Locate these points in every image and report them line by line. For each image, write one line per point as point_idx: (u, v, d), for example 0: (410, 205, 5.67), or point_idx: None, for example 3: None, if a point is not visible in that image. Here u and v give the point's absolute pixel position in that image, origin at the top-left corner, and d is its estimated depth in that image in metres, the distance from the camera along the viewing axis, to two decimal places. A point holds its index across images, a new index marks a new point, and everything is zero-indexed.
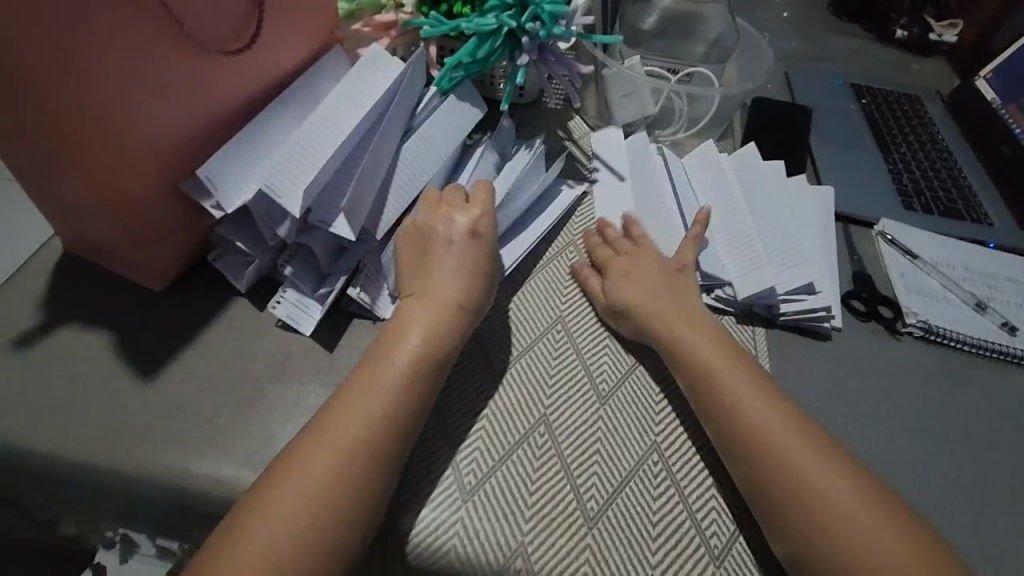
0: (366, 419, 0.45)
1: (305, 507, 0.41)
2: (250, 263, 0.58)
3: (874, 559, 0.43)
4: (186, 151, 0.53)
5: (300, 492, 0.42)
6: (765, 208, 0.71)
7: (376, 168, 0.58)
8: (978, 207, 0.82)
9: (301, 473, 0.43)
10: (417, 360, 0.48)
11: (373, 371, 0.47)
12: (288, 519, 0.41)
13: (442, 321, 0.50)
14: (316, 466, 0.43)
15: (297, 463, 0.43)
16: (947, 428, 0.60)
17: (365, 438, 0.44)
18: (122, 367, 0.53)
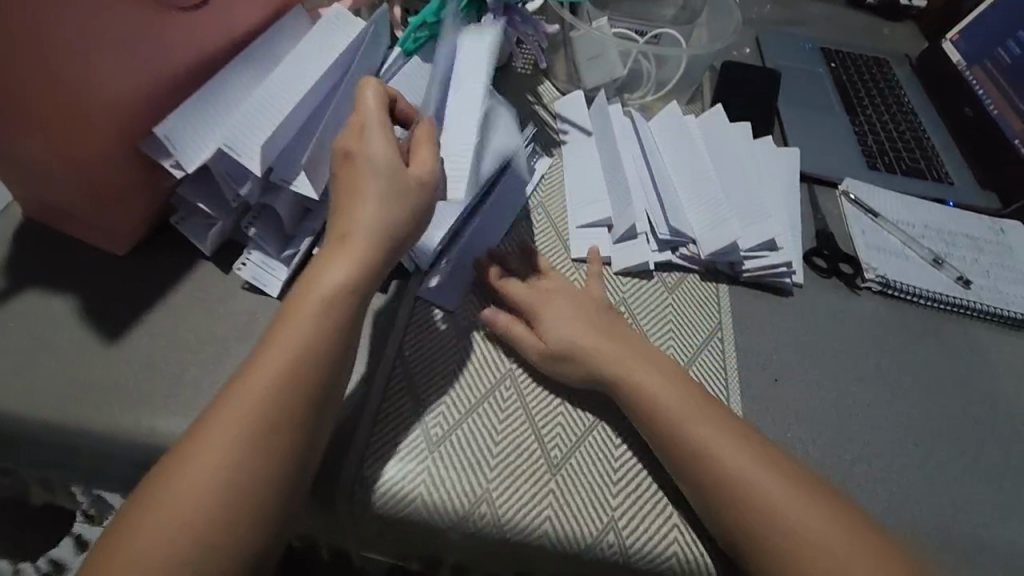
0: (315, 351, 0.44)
1: (224, 462, 0.41)
2: (214, 225, 0.57)
3: (803, 558, 0.43)
4: (143, 109, 0.52)
5: (228, 447, 0.41)
6: (728, 167, 0.72)
7: (339, 128, 0.57)
8: (940, 166, 0.84)
9: (221, 429, 0.42)
10: (336, 313, 0.46)
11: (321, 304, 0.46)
12: (204, 480, 0.40)
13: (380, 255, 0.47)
14: (234, 425, 0.42)
15: (217, 421, 0.42)
16: (900, 376, 0.62)
17: (272, 396, 0.43)
18: (87, 331, 0.53)
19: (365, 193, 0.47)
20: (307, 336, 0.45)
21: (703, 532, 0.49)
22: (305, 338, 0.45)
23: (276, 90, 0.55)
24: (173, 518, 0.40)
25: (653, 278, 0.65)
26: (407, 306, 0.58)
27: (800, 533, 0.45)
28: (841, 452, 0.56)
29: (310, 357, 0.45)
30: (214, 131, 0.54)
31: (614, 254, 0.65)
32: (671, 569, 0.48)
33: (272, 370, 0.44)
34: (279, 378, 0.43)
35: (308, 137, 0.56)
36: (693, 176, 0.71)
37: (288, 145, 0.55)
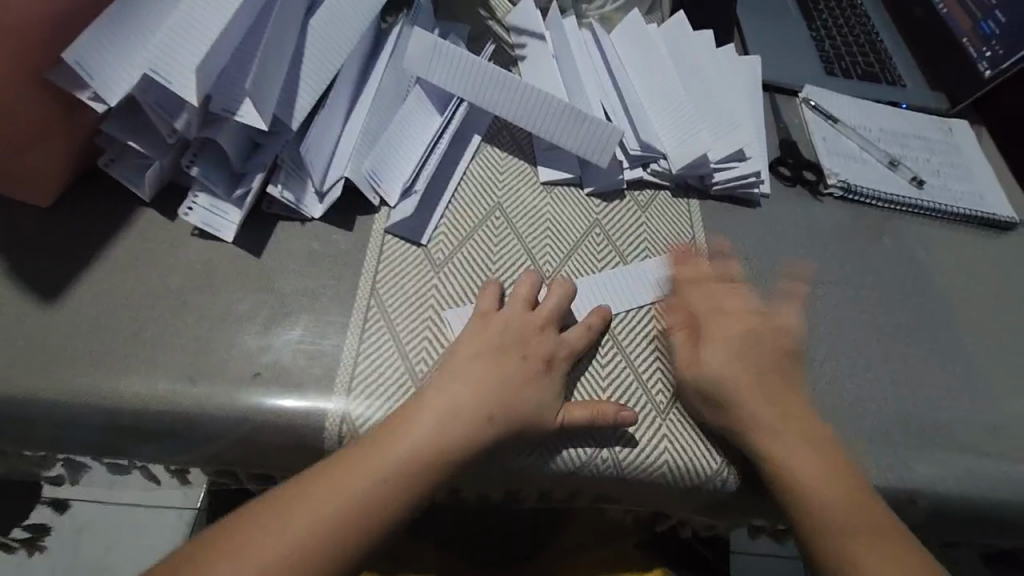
0: (423, 423, 0.45)
1: (374, 495, 0.42)
2: (150, 166, 0.51)
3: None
4: (46, 31, 0.45)
5: (367, 476, 0.42)
6: (694, 78, 0.70)
7: (281, 52, 0.52)
8: (892, 69, 0.85)
9: (360, 466, 0.43)
10: (464, 394, 0.46)
11: (431, 387, 0.47)
12: (346, 505, 0.41)
13: (488, 362, 0.48)
14: (380, 465, 0.43)
15: (357, 460, 0.43)
16: (857, 277, 0.64)
17: (430, 447, 0.44)
18: (20, 291, 0.48)
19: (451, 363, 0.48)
20: (432, 417, 0.45)
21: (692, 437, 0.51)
22: (472, 406, 0.46)
23: (204, 3, 0.48)
24: (293, 544, 0.40)
25: (624, 197, 0.64)
26: (376, 240, 0.56)
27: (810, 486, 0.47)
28: (813, 353, 0.58)
29: (481, 419, 0.46)
30: (136, 56, 0.47)
31: (583, 174, 0.64)
32: (663, 476, 0.50)
33: (427, 422, 0.45)
34: (445, 433, 0.45)
35: (246, 57, 0.50)
36: (656, 87, 0.69)
37: (224, 68, 0.49)
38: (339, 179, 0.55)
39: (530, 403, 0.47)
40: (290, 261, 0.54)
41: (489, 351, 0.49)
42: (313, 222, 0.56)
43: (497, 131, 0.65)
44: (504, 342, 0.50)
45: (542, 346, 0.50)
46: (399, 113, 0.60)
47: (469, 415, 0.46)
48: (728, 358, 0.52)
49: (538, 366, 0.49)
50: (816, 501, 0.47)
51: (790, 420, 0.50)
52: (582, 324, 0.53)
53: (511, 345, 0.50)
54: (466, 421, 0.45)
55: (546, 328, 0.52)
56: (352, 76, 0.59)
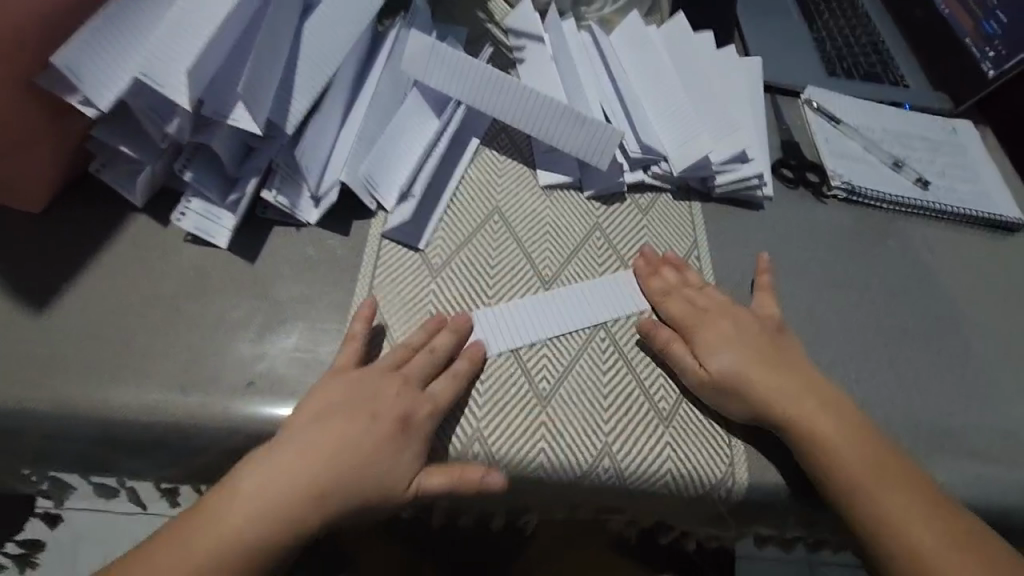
0: (274, 483, 0.42)
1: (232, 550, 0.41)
2: (141, 171, 0.51)
3: (918, 542, 0.45)
4: (35, 34, 0.44)
5: (214, 539, 0.41)
6: (694, 80, 0.70)
7: (276, 55, 0.51)
8: (895, 70, 0.84)
9: (215, 521, 0.41)
10: (317, 456, 0.43)
11: (282, 443, 0.43)
12: (211, 557, 0.40)
13: (337, 419, 0.44)
14: (234, 520, 0.41)
15: (218, 514, 0.41)
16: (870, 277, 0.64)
17: (281, 505, 0.42)
18: (8, 299, 0.47)
19: (299, 417, 0.44)
20: (278, 480, 0.42)
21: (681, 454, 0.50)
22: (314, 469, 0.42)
23: (199, 7, 0.48)
24: None
25: (625, 200, 0.63)
26: (372, 245, 0.55)
27: (835, 456, 0.47)
28: (819, 357, 0.57)
29: (328, 483, 0.42)
30: (127, 60, 0.46)
31: (582, 177, 0.63)
32: (666, 486, 0.48)
33: (264, 485, 0.42)
34: (291, 495, 0.42)
35: (240, 61, 0.49)
36: (657, 89, 0.68)
37: (218, 72, 0.48)
38: (335, 184, 0.54)
39: (377, 469, 0.44)
40: (285, 267, 0.53)
41: (345, 403, 0.45)
42: (309, 227, 0.55)
43: (495, 135, 0.65)
44: (364, 396, 0.46)
45: (400, 403, 0.46)
46: (396, 116, 0.59)
47: (311, 480, 0.42)
48: (733, 350, 0.51)
49: (394, 425, 0.45)
50: (847, 481, 0.47)
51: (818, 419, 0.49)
52: (446, 373, 0.48)
53: (363, 399, 0.45)
54: (314, 483, 0.42)
55: (408, 382, 0.47)
56: (348, 79, 0.58)
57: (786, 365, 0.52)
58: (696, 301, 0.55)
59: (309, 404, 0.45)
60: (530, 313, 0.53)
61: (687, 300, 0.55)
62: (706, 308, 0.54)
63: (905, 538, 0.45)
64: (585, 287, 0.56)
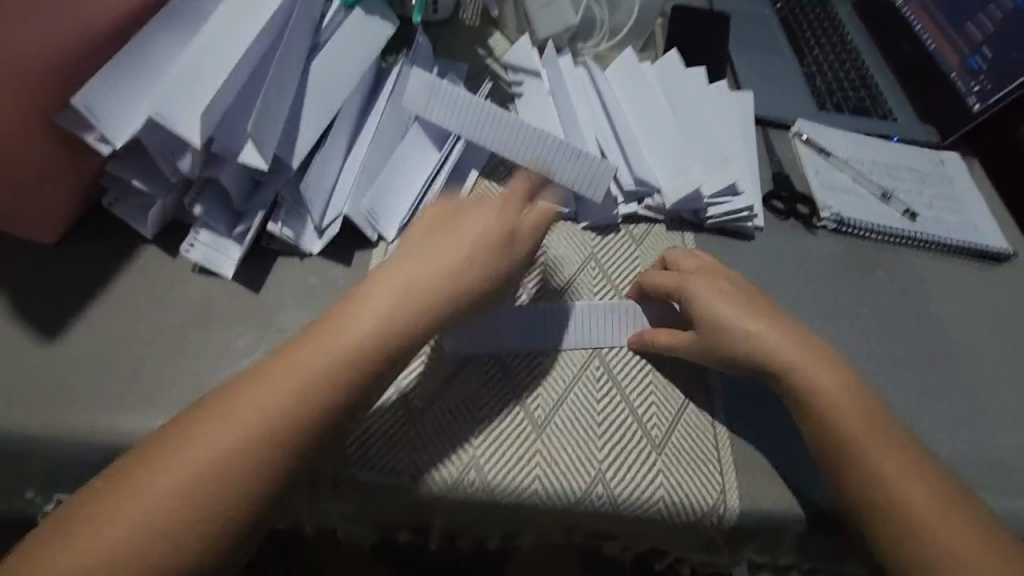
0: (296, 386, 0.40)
1: (280, 399, 0.40)
2: (153, 204, 0.53)
3: (916, 521, 0.45)
4: (54, 77, 0.47)
5: (221, 440, 0.38)
6: (687, 114, 0.72)
7: (283, 95, 0.53)
8: (883, 104, 0.86)
9: (267, 384, 0.40)
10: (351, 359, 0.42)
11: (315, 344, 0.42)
12: (261, 416, 0.39)
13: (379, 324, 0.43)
14: (282, 384, 0.40)
15: (228, 418, 0.39)
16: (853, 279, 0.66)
17: (346, 374, 0.41)
18: (22, 328, 0.48)
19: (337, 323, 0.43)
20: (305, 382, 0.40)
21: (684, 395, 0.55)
22: (397, 339, 0.43)
23: (211, 51, 0.50)
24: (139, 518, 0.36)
25: (619, 231, 0.65)
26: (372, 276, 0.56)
27: (841, 426, 0.49)
28: None
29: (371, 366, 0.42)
30: (142, 101, 0.49)
31: (578, 209, 0.65)
32: (659, 513, 0.49)
33: (364, 315, 0.43)
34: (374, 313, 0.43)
35: (249, 101, 0.51)
36: (651, 123, 0.70)
37: (228, 112, 0.51)
38: (338, 217, 0.57)
39: (461, 252, 0.47)
40: (289, 296, 0.54)
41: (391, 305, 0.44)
42: (312, 258, 0.57)
43: (493, 168, 0.67)
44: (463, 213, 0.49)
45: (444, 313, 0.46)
46: (397, 150, 0.61)
47: (402, 294, 0.44)
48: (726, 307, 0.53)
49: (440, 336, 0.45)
50: (853, 454, 0.48)
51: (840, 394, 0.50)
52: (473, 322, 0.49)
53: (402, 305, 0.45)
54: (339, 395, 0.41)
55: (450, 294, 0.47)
56: (351, 116, 0.60)
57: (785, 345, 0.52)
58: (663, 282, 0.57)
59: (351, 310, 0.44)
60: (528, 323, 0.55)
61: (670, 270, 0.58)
62: (692, 271, 0.57)
63: (905, 514, 0.46)
64: (589, 305, 0.57)
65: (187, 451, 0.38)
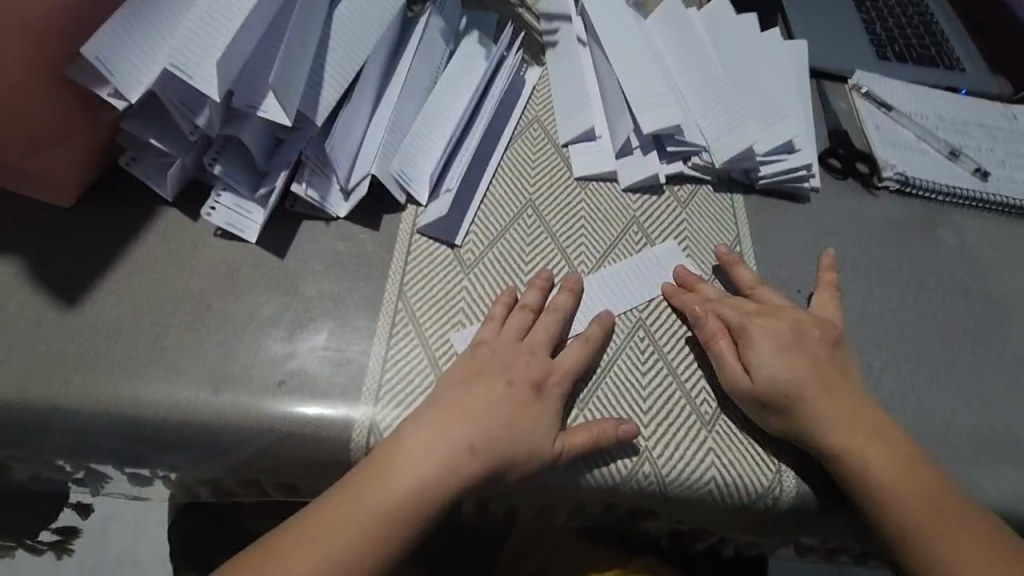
0: (390, 484, 0.41)
1: (356, 529, 0.40)
2: (171, 164, 0.50)
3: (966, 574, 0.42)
4: (59, 23, 0.43)
5: (335, 533, 0.40)
6: (737, 64, 0.66)
7: (306, 43, 0.49)
8: (950, 53, 0.79)
9: (340, 513, 0.40)
10: (435, 484, 0.41)
11: (385, 465, 0.42)
12: (335, 544, 0.40)
13: (474, 437, 0.43)
14: (357, 509, 0.40)
15: (340, 506, 0.41)
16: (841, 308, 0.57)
17: (414, 497, 0.41)
18: (41, 294, 0.47)
19: (416, 436, 0.43)
20: (400, 497, 0.41)
21: None
22: (459, 456, 0.42)
23: None
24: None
25: (662, 192, 0.60)
26: (403, 239, 0.54)
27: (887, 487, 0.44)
28: (871, 360, 0.54)
29: (465, 468, 0.42)
30: (158, 50, 0.45)
31: (618, 170, 0.60)
32: (709, 494, 0.46)
33: (422, 451, 0.42)
34: (443, 460, 0.42)
35: (270, 51, 0.48)
36: (699, 74, 0.65)
37: (247, 62, 0.47)
38: (364, 178, 0.53)
39: (521, 432, 0.44)
40: (315, 261, 0.52)
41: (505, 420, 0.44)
42: (339, 222, 0.54)
43: (528, 125, 0.63)
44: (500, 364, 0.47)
45: (532, 370, 0.47)
46: (427, 106, 0.58)
47: (456, 445, 0.42)
48: (774, 358, 0.47)
49: (528, 391, 0.46)
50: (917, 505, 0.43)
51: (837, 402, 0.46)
52: (581, 338, 0.49)
53: (491, 372, 0.46)
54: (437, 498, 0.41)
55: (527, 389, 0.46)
56: (379, 66, 0.56)
57: (819, 318, 0.51)
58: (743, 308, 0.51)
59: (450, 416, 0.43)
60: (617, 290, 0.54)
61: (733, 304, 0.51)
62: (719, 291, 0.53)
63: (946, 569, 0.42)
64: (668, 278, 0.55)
65: (298, 549, 0.40)
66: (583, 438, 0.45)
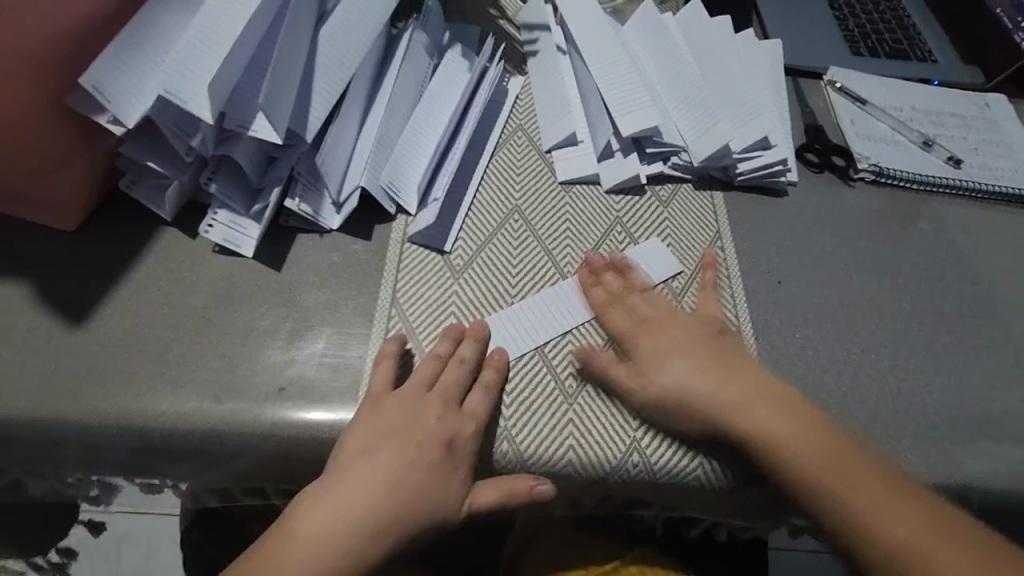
0: (305, 548, 0.43)
1: None
2: (169, 184, 0.52)
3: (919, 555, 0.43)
4: (58, 56, 0.46)
5: None
6: (712, 66, 0.68)
7: (293, 64, 0.52)
8: (922, 45, 0.81)
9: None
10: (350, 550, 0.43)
11: (303, 527, 0.43)
12: None
13: (376, 505, 0.44)
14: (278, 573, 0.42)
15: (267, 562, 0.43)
16: (820, 299, 0.58)
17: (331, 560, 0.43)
18: (50, 314, 0.49)
19: (335, 499, 0.44)
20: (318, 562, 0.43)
21: None
22: (364, 527, 0.43)
23: (218, 21, 0.49)
24: None
25: (644, 192, 0.62)
26: (394, 247, 0.56)
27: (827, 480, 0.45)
28: (850, 345, 0.56)
29: (377, 534, 0.44)
30: (153, 77, 0.48)
31: (601, 173, 0.62)
32: (696, 481, 0.48)
33: (331, 521, 0.43)
34: (354, 528, 0.43)
35: (259, 73, 0.50)
36: (675, 76, 0.67)
37: (238, 86, 0.49)
38: (354, 191, 0.55)
39: (430, 498, 0.45)
40: (311, 273, 0.54)
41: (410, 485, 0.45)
42: (332, 234, 0.56)
43: (512, 133, 0.65)
44: (408, 425, 0.46)
45: (440, 429, 0.46)
46: (413, 119, 0.60)
47: (363, 516, 0.44)
48: (680, 365, 0.50)
49: (437, 453, 0.46)
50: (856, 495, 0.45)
51: (757, 409, 0.47)
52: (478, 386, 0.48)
53: (393, 436, 0.46)
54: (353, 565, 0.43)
55: (431, 452, 0.46)
56: (366, 83, 0.58)
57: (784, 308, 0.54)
58: (638, 313, 0.53)
59: (356, 480, 0.44)
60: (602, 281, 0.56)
61: (630, 310, 0.53)
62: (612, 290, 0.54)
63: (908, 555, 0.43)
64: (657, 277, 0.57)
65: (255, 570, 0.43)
66: (491, 496, 0.45)
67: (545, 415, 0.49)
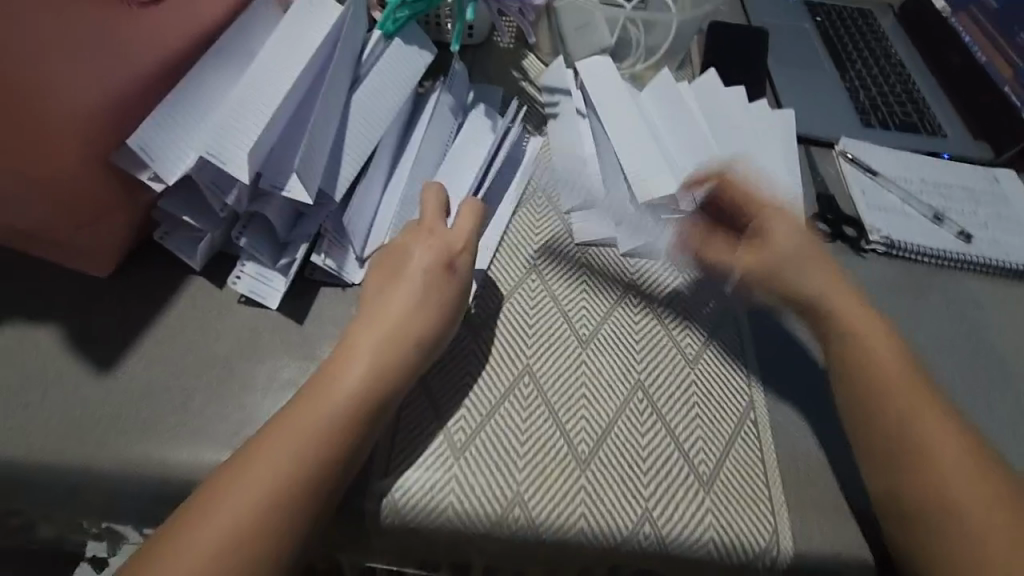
0: (285, 458, 0.42)
1: (256, 515, 0.40)
2: (202, 237, 0.54)
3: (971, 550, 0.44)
4: (108, 117, 0.48)
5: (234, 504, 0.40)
6: (728, 135, 0.71)
7: (327, 127, 0.54)
8: (932, 119, 0.84)
9: (229, 504, 0.40)
10: (327, 417, 0.43)
11: (288, 426, 0.43)
12: (229, 523, 0.39)
13: (346, 383, 0.45)
14: (253, 486, 0.41)
15: (243, 474, 0.41)
16: None
17: (303, 453, 0.42)
18: (79, 360, 0.50)
19: (324, 400, 0.44)
20: (289, 459, 0.42)
21: (718, 383, 0.56)
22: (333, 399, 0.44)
23: (261, 88, 0.52)
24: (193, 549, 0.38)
25: (659, 257, 0.64)
26: None
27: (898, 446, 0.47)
28: None
29: (344, 406, 0.44)
30: (196, 136, 0.51)
31: (617, 236, 0.64)
32: (709, 554, 0.48)
33: (313, 410, 0.44)
34: (328, 404, 0.44)
35: (296, 135, 0.52)
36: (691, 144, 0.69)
37: (275, 148, 0.51)
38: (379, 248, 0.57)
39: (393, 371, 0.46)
40: (333, 327, 0.55)
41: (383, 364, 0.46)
42: (354, 288, 0.57)
43: (531, 194, 0.67)
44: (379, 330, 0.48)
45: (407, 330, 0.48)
46: (437, 178, 0.62)
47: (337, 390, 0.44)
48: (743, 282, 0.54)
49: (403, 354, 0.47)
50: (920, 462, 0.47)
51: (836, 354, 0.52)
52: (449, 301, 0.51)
53: (365, 333, 0.48)
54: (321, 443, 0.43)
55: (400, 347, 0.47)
56: (394, 144, 0.61)
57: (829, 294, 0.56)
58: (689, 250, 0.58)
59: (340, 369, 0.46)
60: (619, 341, 0.57)
61: None
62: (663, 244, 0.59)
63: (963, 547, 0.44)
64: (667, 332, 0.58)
65: (222, 498, 0.40)
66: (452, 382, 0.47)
67: (556, 480, 0.49)
